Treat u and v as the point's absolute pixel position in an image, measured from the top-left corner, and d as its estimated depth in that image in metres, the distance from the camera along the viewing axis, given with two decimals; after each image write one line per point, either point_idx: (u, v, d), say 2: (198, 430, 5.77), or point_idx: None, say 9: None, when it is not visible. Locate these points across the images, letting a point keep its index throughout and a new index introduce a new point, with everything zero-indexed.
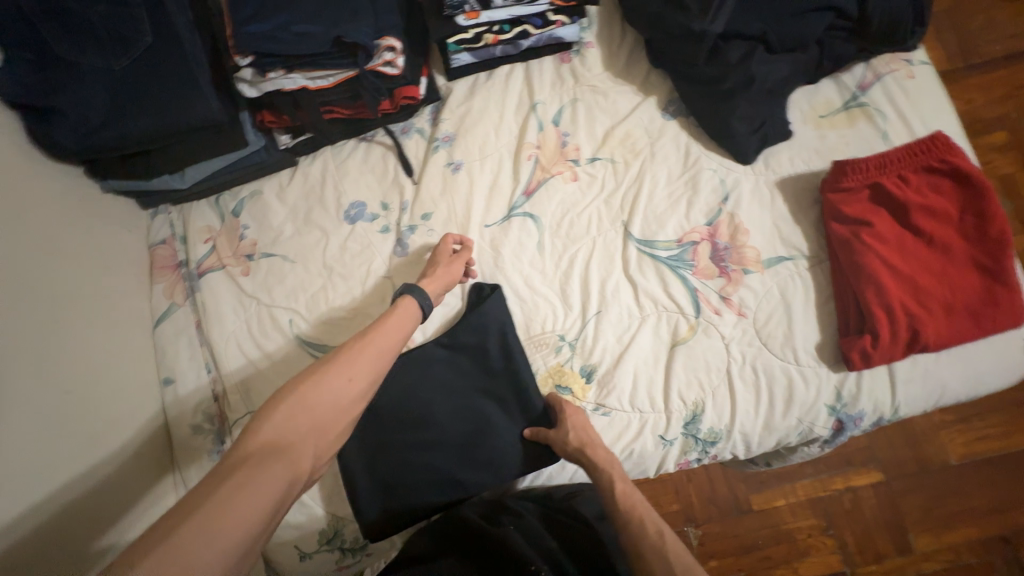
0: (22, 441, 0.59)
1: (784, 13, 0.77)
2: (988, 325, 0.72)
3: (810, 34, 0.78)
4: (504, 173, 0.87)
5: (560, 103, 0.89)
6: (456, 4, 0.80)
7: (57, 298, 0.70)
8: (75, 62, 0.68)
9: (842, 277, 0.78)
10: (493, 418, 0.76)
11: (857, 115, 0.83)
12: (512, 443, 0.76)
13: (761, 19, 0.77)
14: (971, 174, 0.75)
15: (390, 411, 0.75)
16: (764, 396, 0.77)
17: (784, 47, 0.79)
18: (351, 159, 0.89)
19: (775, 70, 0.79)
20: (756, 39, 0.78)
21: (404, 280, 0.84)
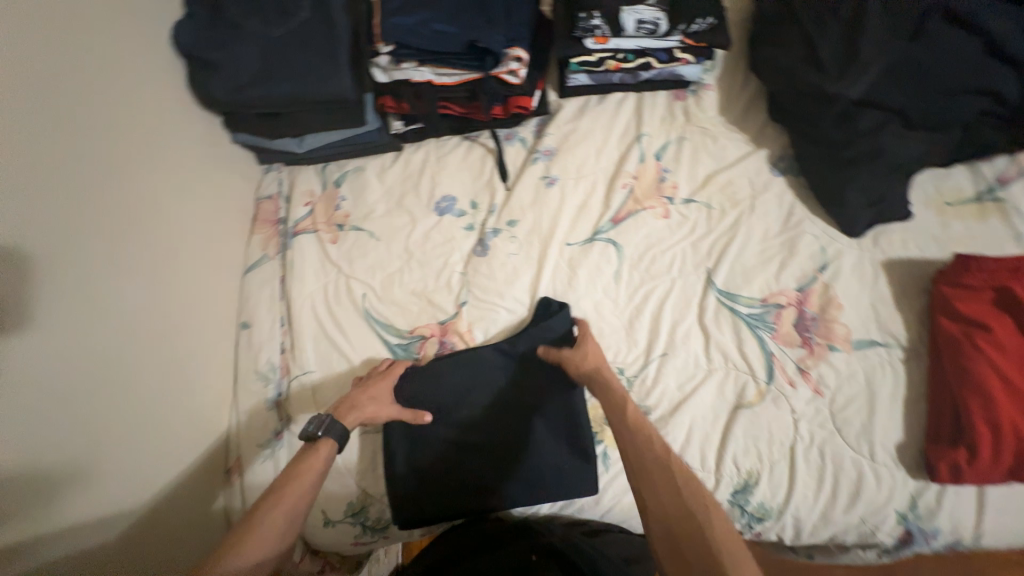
0: (117, 349, 0.66)
1: (934, 90, 0.72)
2: None
3: (958, 116, 0.72)
4: (596, 196, 0.87)
5: (667, 138, 0.88)
6: (588, 27, 0.81)
7: (157, 250, 0.74)
8: (244, 25, 0.78)
9: (941, 378, 0.71)
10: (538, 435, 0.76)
11: (989, 210, 0.77)
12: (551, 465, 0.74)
13: (907, 92, 0.72)
14: None
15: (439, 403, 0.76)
16: (827, 484, 0.72)
17: (924, 123, 0.74)
18: (452, 155, 0.92)
19: (907, 147, 0.74)
20: (893, 112, 0.74)
21: (477, 279, 0.85)
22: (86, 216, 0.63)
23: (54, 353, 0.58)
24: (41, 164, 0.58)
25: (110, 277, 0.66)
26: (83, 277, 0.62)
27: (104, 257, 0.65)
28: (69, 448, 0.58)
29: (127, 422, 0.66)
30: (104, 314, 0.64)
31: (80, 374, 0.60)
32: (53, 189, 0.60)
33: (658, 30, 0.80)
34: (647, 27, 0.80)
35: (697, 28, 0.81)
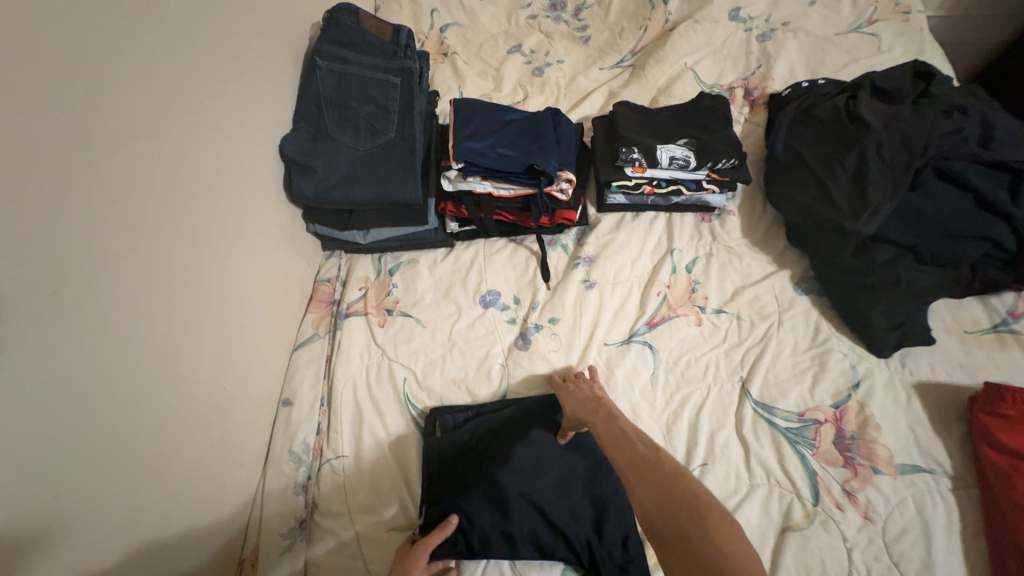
0: (175, 419, 0.67)
1: (940, 231, 0.81)
2: None
3: (963, 255, 0.80)
4: (631, 301, 0.94)
5: (695, 254, 0.97)
6: (628, 159, 0.94)
7: (217, 329, 0.76)
8: (339, 139, 0.92)
9: (1001, 517, 0.68)
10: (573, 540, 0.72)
11: (1009, 341, 0.82)
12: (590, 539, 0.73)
13: (912, 233, 0.82)
14: None
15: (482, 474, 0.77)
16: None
17: (933, 261, 0.82)
18: (499, 254, 1.01)
19: (921, 280, 0.82)
20: (906, 247, 0.83)
21: (517, 372, 0.88)
22: (182, 291, 0.69)
23: (122, 422, 0.59)
24: (161, 245, 0.66)
25: (180, 347, 0.69)
26: (143, 356, 0.62)
27: (185, 324, 0.70)
28: (104, 519, 0.57)
29: (150, 508, 0.63)
30: (172, 383, 0.67)
31: (137, 441, 0.61)
32: (162, 263, 0.66)
33: (688, 165, 0.94)
34: (679, 162, 0.94)
35: (722, 165, 0.94)
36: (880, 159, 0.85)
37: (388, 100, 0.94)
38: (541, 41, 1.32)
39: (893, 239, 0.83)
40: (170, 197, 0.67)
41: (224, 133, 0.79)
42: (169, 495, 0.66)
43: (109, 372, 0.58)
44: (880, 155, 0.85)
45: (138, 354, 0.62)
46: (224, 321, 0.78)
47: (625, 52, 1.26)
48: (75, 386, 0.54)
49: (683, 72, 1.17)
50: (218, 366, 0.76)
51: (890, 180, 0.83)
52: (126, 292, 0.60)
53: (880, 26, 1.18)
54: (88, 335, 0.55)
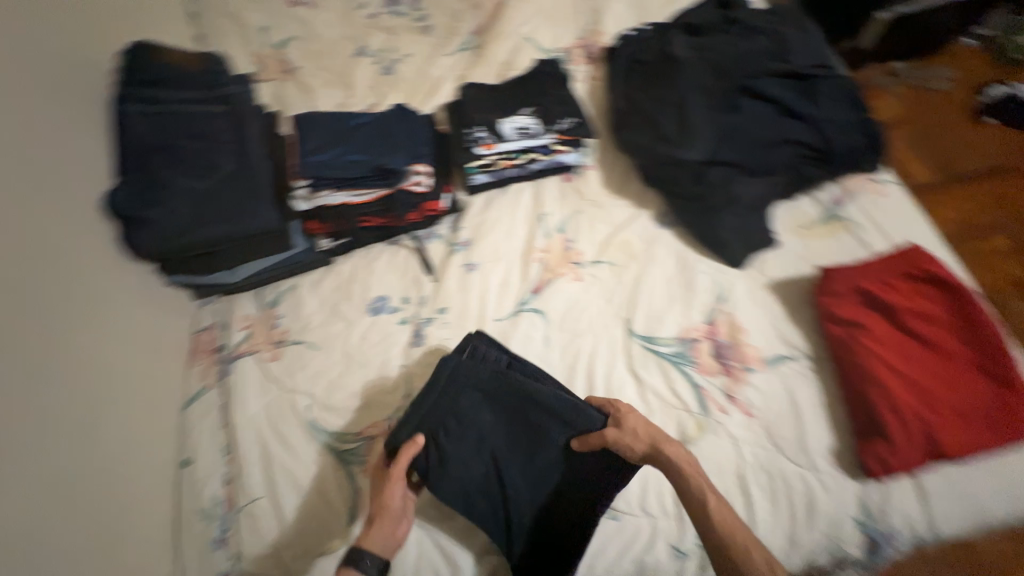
0: (40, 509, 0.63)
1: (756, 143, 0.86)
2: (1009, 434, 0.70)
3: (778, 162, 0.87)
4: (514, 273, 0.96)
5: (565, 214, 1.01)
6: (474, 139, 0.98)
7: (71, 411, 0.71)
8: (173, 181, 0.86)
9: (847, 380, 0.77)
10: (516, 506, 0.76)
11: (836, 227, 0.92)
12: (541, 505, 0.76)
13: (733, 150, 0.87)
14: (952, 283, 0.78)
15: (477, 429, 0.78)
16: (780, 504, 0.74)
17: (755, 173, 0.88)
18: (380, 259, 1.01)
19: (751, 193, 0.88)
20: (734, 166, 0.88)
21: (417, 368, 0.89)
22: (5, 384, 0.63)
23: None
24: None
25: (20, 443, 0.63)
26: None
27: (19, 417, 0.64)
28: None
29: None
30: (29, 473, 0.63)
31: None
32: None
33: (533, 132, 0.97)
34: (523, 131, 0.97)
35: (562, 126, 0.99)
36: (694, 91, 0.91)
37: (220, 132, 0.91)
38: (385, 39, 1.37)
39: (719, 159, 0.88)
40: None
41: (27, 200, 0.74)
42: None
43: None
44: (692, 86, 0.91)
45: None
46: (79, 401, 0.72)
47: (465, 32, 1.30)
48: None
49: (522, 44, 1.22)
50: (81, 450, 0.71)
51: (703, 109, 0.89)
52: None
53: None
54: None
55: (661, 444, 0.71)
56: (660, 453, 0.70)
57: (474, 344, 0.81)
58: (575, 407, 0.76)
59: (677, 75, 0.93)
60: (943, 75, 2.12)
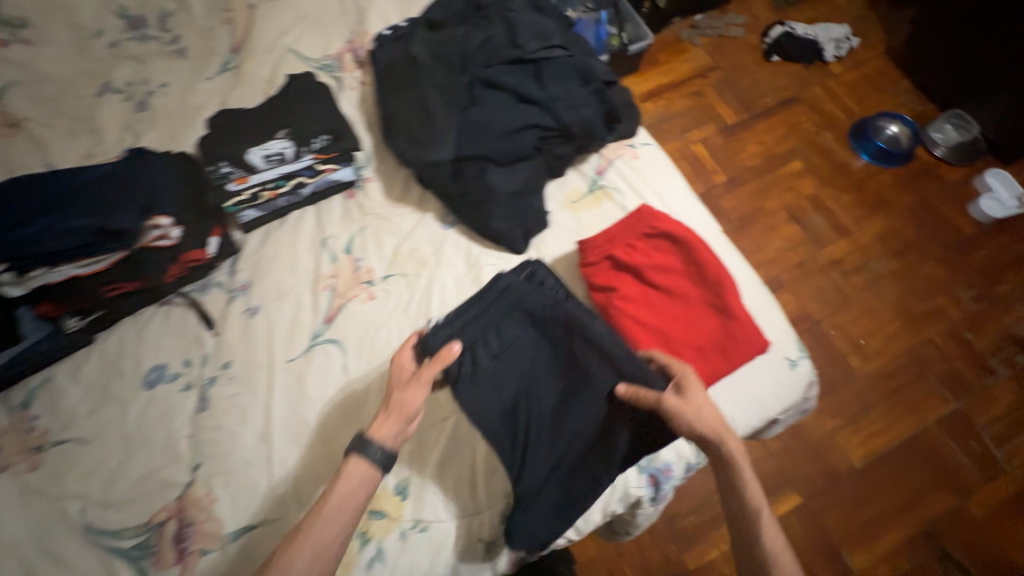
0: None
1: (497, 134, 0.88)
2: (734, 356, 0.81)
3: (524, 148, 0.89)
4: (304, 307, 0.92)
5: (350, 233, 0.98)
6: (222, 175, 0.90)
7: None
8: None
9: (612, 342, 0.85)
10: (541, 457, 0.77)
11: (601, 196, 0.98)
12: (579, 447, 0.78)
13: (479, 142, 0.88)
14: (677, 234, 0.87)
15: (525, 352, 0.82)
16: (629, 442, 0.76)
17: (505, 162, 0.90)
18: (150, 324, 0.90)
19: (505, 182, 0.90)
20: (483, 158, 0.89)
21: (206, 435, 0.81)
22: None
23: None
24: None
25: None
26: None
27: None
28: None
29: None
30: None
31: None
32: None
33: (286, 157, 0.92)
34: (276, 157, 0.91)
35: (318, 145, 0.94)
36: (435, 90, 0.91)
37: None
38: (134, 68, 1.21)
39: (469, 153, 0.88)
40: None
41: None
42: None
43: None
44: (432, 85, 0.91)
45: None
46: None
47: (224, 52, 1.19)
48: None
49: (283, 56, 1.14)
50: None
51: (443, 109, 0.89)
52: None
53: None
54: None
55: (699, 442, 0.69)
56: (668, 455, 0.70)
57: (506, 281, 0.82)
58: (636, 364, 0.76)
59: (417, 75, 0.92)
60: (733, 23, 2.32)
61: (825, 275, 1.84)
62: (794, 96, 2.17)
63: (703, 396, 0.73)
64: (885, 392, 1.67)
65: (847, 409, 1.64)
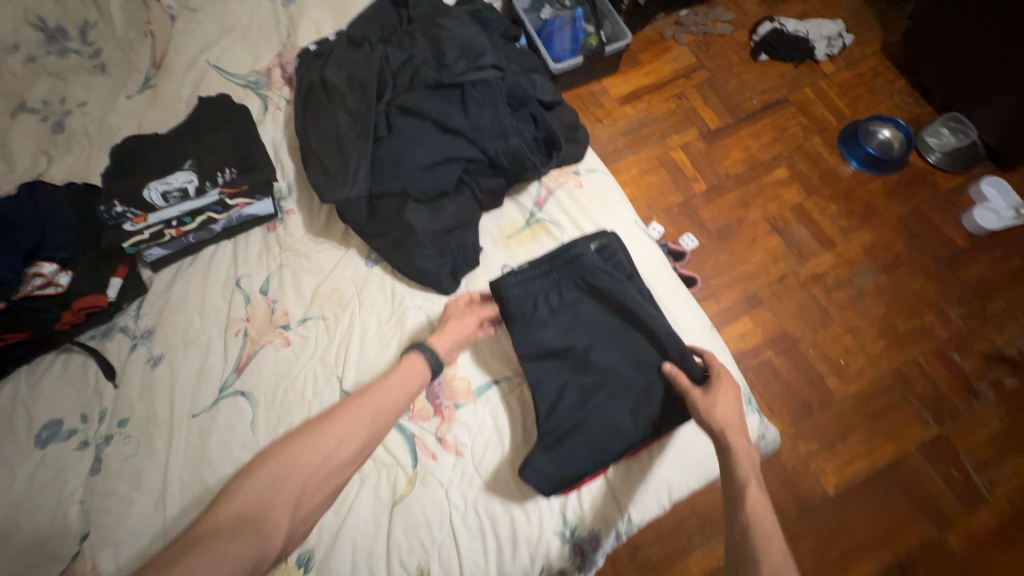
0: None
1: (415, 169, 0.80)
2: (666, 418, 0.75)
3: (446, 183, 0.81)
4: (213, 355, 0.85)
5: (267, 272, 0.90)
6: (116, 215, 0.82)
7: None
8: None
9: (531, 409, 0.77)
10: (555, 427, 0.71)
11: (539, 230, 0.90)
12: (571, 427, 0.70)
13: (396, 178, 0.80)
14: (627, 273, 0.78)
15: (579, 304, 0.74)
16: (631, 420, 0.70)
17: (425, 199, 0.82)
18: (46, 375, 0.83)
19: (421, 227, 0.81)
20: (401, 195, 0.81)
21: (98, 501, 0.76)
22: None
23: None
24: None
25: None
26: None
27: None
28: None
29: None
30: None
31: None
32: None
33: (188, 192, 0.84)
34: (177, 194, 0.84)
35: (226, 177, 0.86)
36: (350, 119, 0.83)
37: None
38: (53, 85, 1.12)
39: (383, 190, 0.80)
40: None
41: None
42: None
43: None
44: (347, 114, 0.83)
45: None
46: None
47: (147, 68, 1.11)
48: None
49: (205, 72, 1.05)
50: None
51: (358, 141, 0.81)
52: None
53: None
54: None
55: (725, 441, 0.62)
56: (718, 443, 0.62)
57: (581, 250, 0.75)
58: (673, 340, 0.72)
59: (333, 106, 0.85)
60: (720, 19, 2.20)
61: (808, 291, 1.74)
62: (781, 98, 2.05)
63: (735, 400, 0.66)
64: (866, 417, 1.59)
65: (825, 435, 1.56)
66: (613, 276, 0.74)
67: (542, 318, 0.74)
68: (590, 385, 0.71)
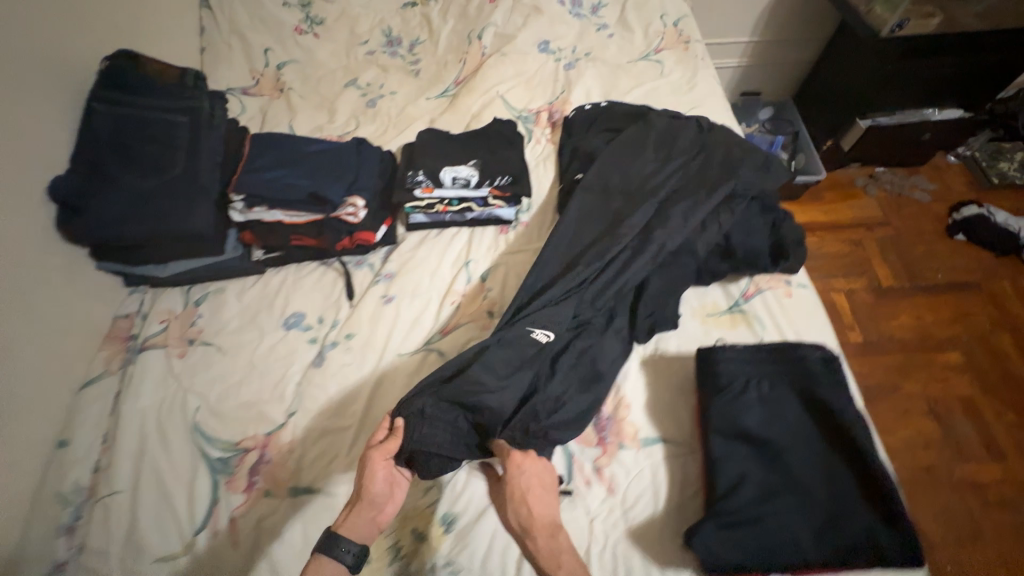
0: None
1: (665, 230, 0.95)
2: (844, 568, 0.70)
3: (683, 250, 0.95)
4: (428, 312, 1.00)
5: (490, 263, 1.05)
6: (415, 182, 1.05)
7: None
8: (116, 176, 0.91)
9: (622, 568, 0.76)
10: (736, 508, 0.69)
11: (738, 319, 0.95)
12: (756, 517, 0.68)
13: (522, 358, 0.83)
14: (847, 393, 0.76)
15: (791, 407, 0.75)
16: (817, 538, 0.66)
17: (658, 257, 0.92)
18: (308, 277, 1.05)
19: (654, 276, 0.93)
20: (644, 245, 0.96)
21: (310, 388, 0.91)
22: None
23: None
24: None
25: None
26: None
27: None
28: None
29: None
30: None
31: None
32: None
33: (469, 183, 1.04)
34: (461, 181, 1.05)
35: (500, 182, 1.05)
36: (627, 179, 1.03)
37: (172, 131, 0.96)
38: (378, 74, 1.46)
39: (630, 244, 0.93)
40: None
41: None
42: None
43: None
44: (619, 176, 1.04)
45: None
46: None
47: (448, 81, 1.40)
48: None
49: (493, 100, 1.30)
50: None
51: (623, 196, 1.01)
52: None
53: (665, 53, 1.40)
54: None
55: (531, 526, 0.71)
56: (528, 533, 0.71)
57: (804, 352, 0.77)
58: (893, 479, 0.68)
59: (604, 169, 1.05)
60: (920, 186, 2.17)
61: (957, 493, 1.53)
62: (971, 281, 1.93)
63: (529, 480, 0.74)
64: None
65: None
66: (830, 393, 0.74)
67: (747, 402, 0.75)
68: (775, 488, 0.70)
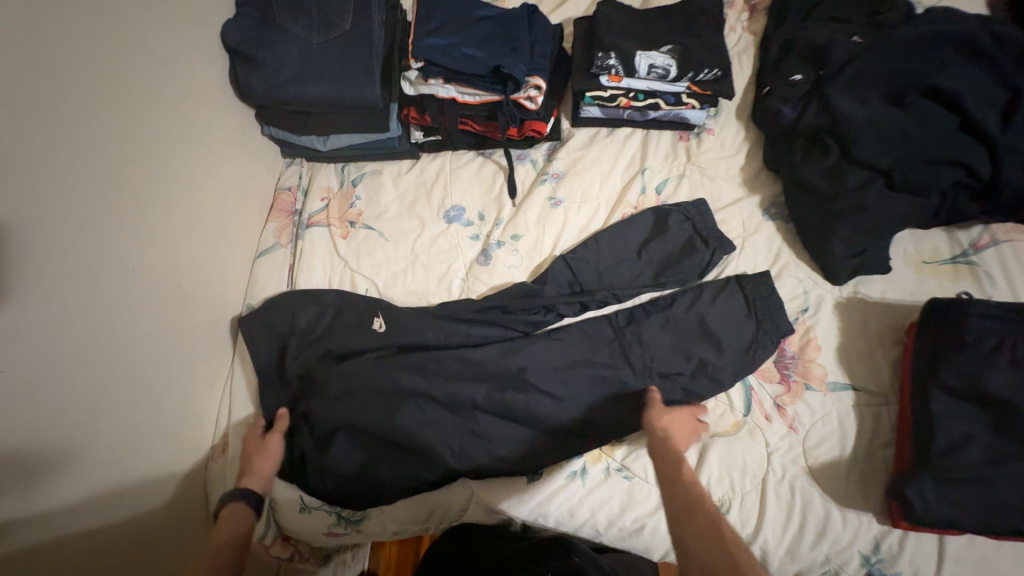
0: (152, 310, 0.71)
1: (917, 155, 0.78)
2: None
3: (938, 184, 0.78)
4: (597, 221, 0.91)
5: (668, 174, 0.93)
6: (604, 66, 0.88)
7: (185, 224, 0.77)
8: (287, 28, 0.84)
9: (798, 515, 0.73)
10: (952, 467, 0.66)
11: (963, 272, 0.82)
12: (979, 478, 0.65)
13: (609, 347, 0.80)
14: None
15: None
16: None
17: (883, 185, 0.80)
18: (466, 168, 0.97)
19: (889, 208, 0.79)
20: (880, 171, 0.80)
21: (478, 286, 0.88)
22: (139, 187, 0.69)
23: (75, 295, 0.60)
24: (80, 122, 0.60)
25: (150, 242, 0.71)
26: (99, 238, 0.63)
27: (148, 218, 0.70)
28: (85, 383, 0.61)
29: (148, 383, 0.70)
30: (154, 265, 0.71)
31: (123, 342, 0.66)
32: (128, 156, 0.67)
33: (667, 75, 0.88)
34: (658, 71, 0.88)
35: (703, 76, 0.88)
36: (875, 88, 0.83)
37: None
38: None
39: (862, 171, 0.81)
40: (87, 61, 0.61)
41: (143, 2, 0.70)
42: (118, 402, 0.65)
43: (60, 273, 0.58)
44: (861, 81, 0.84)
45: (111, 242, 0.65)
46: (184, 224, 0.77)
47: None
48: (24, 261, 0.54)
49: None
50: (187, 257, 0.78)
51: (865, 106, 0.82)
52: (91, 186, 0.62)
53: None
54: (25, 245, 0.54)
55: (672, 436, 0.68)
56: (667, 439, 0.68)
57: None
58: None
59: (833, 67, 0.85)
60: None
61: None
62: None
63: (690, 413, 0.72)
64: None
65: None
66: None
67: (994, 363, 0.68)
68: (1007, 453, 0.66)
